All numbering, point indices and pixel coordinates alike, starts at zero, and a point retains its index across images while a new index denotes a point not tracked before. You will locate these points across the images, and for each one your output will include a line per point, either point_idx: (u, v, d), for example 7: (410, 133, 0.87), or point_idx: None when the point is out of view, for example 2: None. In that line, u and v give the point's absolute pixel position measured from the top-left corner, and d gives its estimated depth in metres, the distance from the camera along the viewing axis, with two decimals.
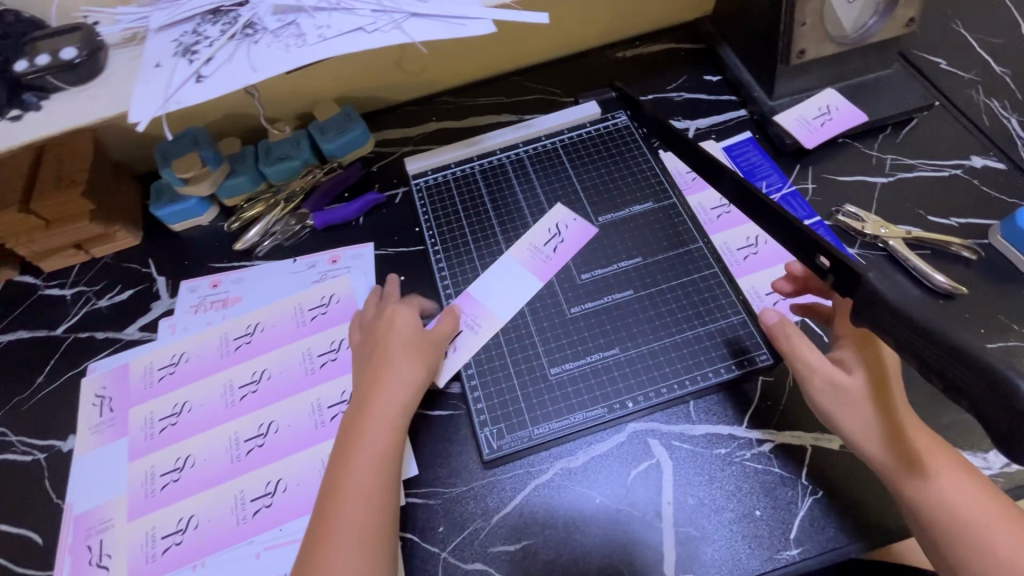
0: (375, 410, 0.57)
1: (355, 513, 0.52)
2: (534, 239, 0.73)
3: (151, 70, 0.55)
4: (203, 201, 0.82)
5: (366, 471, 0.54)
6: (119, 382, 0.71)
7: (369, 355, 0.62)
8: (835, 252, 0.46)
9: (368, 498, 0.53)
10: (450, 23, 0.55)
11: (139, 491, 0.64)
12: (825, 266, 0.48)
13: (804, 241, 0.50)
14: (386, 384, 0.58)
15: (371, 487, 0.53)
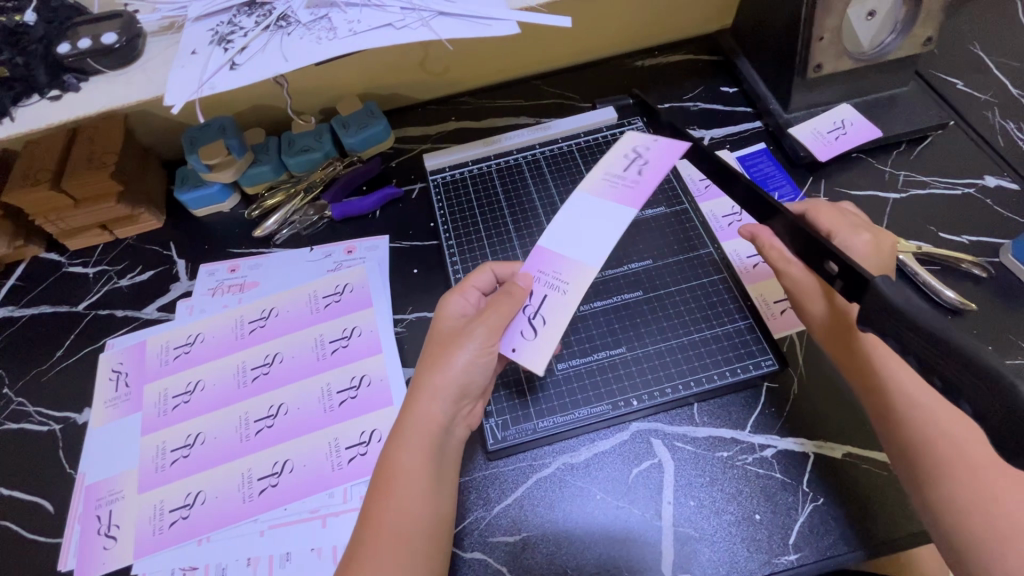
0: (421, 413, 0.54)
1: (396, 519, 0.51)
2: (610, 167, 0.70)
3: (187, 56, 0.58)
4: (225, 188, 0.84)
5: (411, 475, 0.52)
6: (135, 359, 0.73)
7: (423, 346, 0.58)
8: (844, 258, 0.47)
9: (411, 504, 0.51)
10: (475, 23, 0.57)
11: (149, 465, 0.65)
12: (834, 271, 0.49)
13: (815, 246, 0.51)
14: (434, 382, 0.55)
15: (415, 492, 0.52)
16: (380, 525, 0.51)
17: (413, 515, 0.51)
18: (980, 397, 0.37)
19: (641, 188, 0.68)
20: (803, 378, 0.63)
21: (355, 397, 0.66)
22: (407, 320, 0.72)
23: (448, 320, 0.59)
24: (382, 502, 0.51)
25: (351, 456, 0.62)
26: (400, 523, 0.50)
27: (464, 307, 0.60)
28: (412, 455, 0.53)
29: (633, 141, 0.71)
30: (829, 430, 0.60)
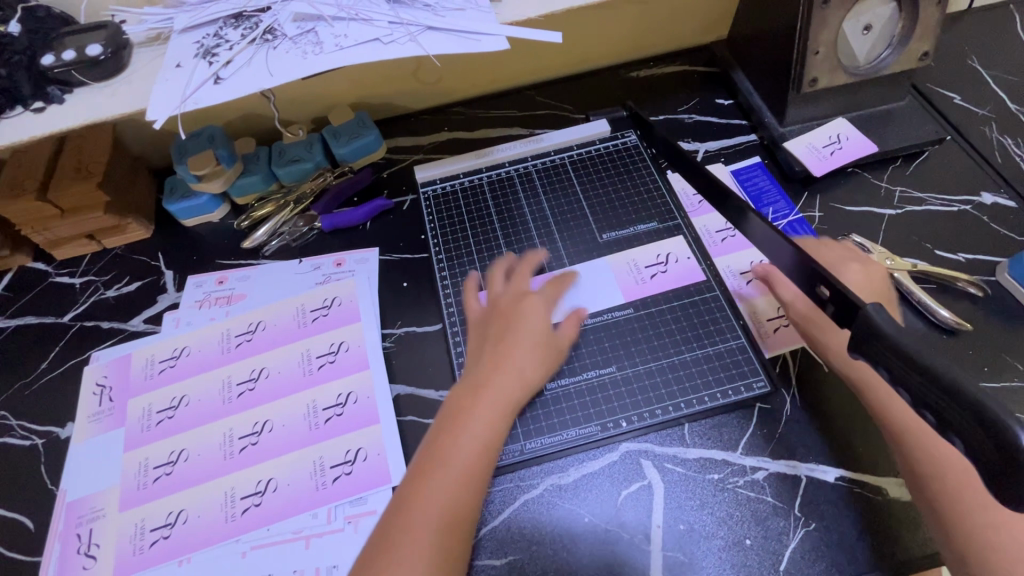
0: (490, 400, 0.57)
1: (443, 498, 0.51)
2: (638, 256, 0.72)
3: (171, 69, 0.57)
4: (214, 198, 0.83)
5: (468, 456, 0.54)
6: (120, 373, 0.72)
7: (506, 335, 0.62)
8: (835, 282, 0.46)
9: (459, 486, 0.52)
10: (464, 38, 0.56)
11: (131, 483, 0.64)
12: (825, 296, 0.48)
13: (803, 268, 0.50)
14: (507, 374, 0.59)
15: (466, 475, 0.53)
16: (423, 501, 0.51)
17: (457, 498, 0.52)
18: (971, 433, 0.36)
19: (645, 289, 0.69)
20: (795, 400, 0.62)
21: (341, 414, 0.65)
22: (396, 334, 0.72)
23: (526, 320, 0.63)
24: (432, 476, 0.52)
25: (336, 475, 0.61)
26: (444, 502, 0.51)
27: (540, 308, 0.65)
28: (473, 437, 0.55)
29: (672, 247, 0.72)
30: (821, 452, 0.59)
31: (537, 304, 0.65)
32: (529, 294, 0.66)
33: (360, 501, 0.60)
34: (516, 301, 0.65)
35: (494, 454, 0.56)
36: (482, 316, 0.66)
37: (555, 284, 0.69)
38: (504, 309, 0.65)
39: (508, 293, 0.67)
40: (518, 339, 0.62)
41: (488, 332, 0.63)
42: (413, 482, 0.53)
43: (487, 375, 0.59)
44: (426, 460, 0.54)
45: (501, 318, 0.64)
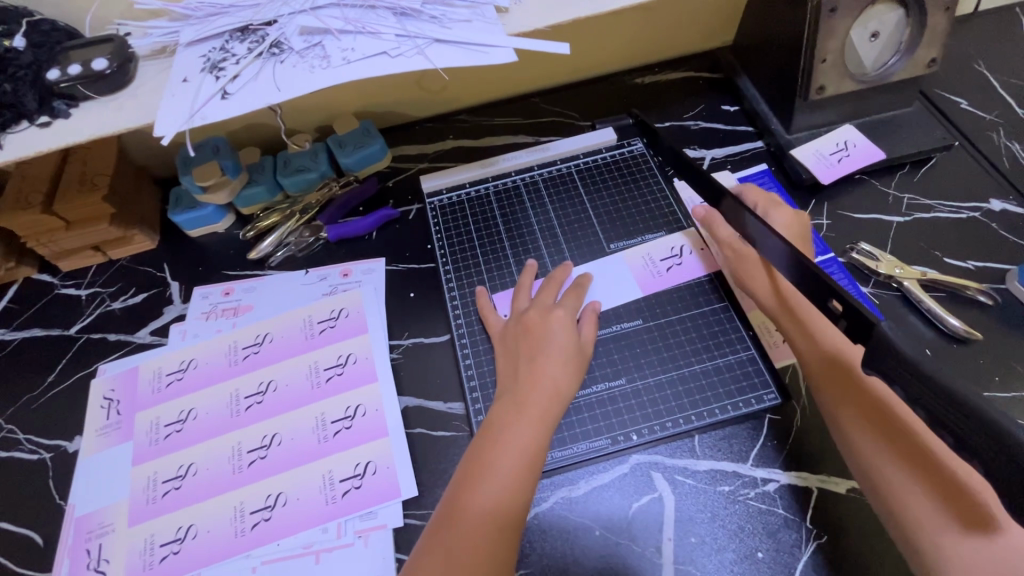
0: (528, 411, 0.57)
1: (486, 506, 0.51)
2: (653, 249, 0.73)
3: (178, 84, 0.57)
4: (220, 209, 0.83)
5: (510, 465, 0.53)
6: (127, 386, 0.72)
7: (544, 344, 0.62)
8: (846, 295, 0.47)
9: (503, 494, 0.52)
10: (472, 51, 0.56)
11: (140, 497, 0.64)
12: (837, 310, 0.49)
13: (817, 283, 0.51)
14: (542, 387, 0.58)
15: (509, 483, 0.53)
16: (467, 511, 0.51)
17: (502, 506, 0.52)
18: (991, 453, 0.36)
19: (663, 282, 0.70)
20: (806, 410, 0.62)
21: (350, 427, 0.65)
22: (404, 345, 0.71)
23: (556, 335, 0.62)
24: (475, 485, 0.52)
25: (345, 489, 0.61)
26: (488, 510, 0.51)
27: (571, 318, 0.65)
28: (514, 447, 0.54)
29: (688, 240, 0.73)
30: (833, 463, 0.59)
31: (565, 317, 0.64)
32: (557, 307, 0.65)
33: (370, 515, 0.60)
34: (544, 316, 0.64)
35: (537, 463, 0.55)
36: (508, 331, 0.66)
37: (575, 291, 0.68)
38: (534, 322, 0.64)
39: (535, 306, 0.66)
40: (550, 355, 0.61)
41: (518, 348, 0.63)
42: (457, 491, 0.53)
43: (523, 390, 0.58)
44: (469, 470, 0.54)
45: (529, 331, 0.63)
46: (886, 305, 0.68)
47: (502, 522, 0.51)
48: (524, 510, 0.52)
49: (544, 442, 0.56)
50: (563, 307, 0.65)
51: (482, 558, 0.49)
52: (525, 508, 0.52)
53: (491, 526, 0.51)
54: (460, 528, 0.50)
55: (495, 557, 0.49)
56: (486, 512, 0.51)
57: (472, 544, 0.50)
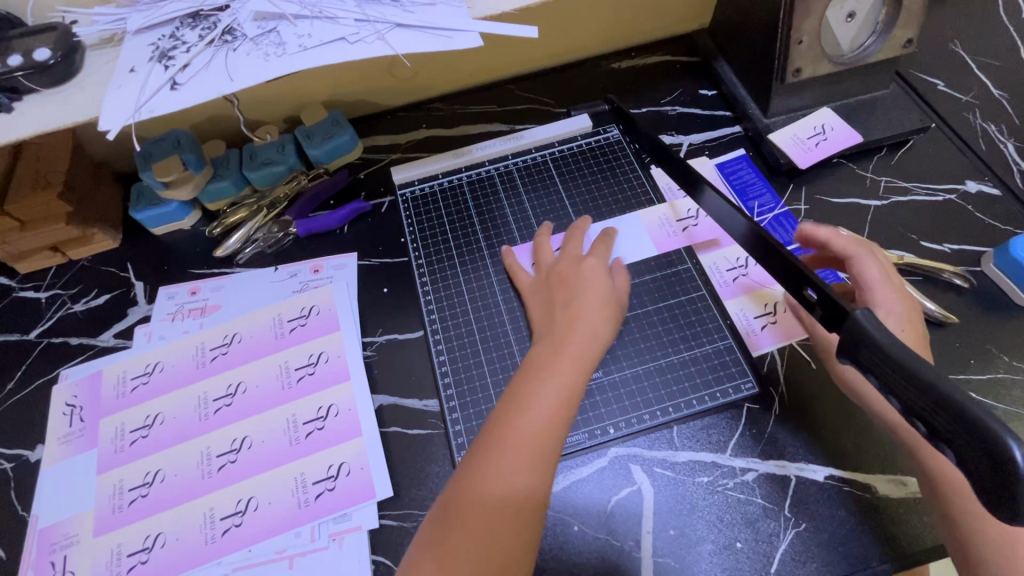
0: (561, 368, 0.55)
1: (507, 484, 0.49)
2: (669, 209, 0.73)
3: (125, 75, 0.54)
4: (184, 205, 0.80)
5: (534, 437, 0.51)
6: (90, 392, 0.69)
7: (575, 293, 0.62)
8: (824, 286, 0.45)
9: (525, 468, 0.49)
10: (435, 36, 0.54)
11: (106, 506, 0.62)
12: (813, 299, 0.47)
13: (792, 270, 0.49)
14: (578, 333, 0.59)
15: (532, 455, 0.50)
16: (485, 490, 0.48)
17: (522, 481, 0.49)
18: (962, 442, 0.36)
19: (678, 241, 0.70)
20: (784, 399, 0.61)
21: (322, 428, 0.63)
22: (377, 342, 0.70)
23: (586, 281, 0.63)
24: (496, 461, 0.50)
25: (318, 492, 0.60)
26: (507, 486, 0.49)
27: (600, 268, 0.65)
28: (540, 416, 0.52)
29: None
30: (810, 451, 0.58)
31: (597, 267, 0.65)
32: (586, 257, 0.66)
33: (344, 518, 0.59)
34: (575, 265, 0.65)
35: (561, 432, 0.52)
36: (538, 285, 0.66)
37: (603, 241, 0.68)
38: (563, 272, 0.65)
39: (565, 258, 0.66)
40: (584, 302, 0.61)
41: (552, 298, 0.63)
42: (473, 467, 0.50)
43: (556, 342, 0.58)
44: (488, 443, 0.51)
45: (560, 283, 0.64)
46: None
47: (521, 499, 0.48)
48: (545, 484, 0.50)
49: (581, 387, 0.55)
50: (594, 257, 0.66)
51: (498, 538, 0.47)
52: (545, 482, 0.50)
53: (508, 504, 0.48)
54: (476, 509, 0.48)
55: (511, 538, 0.47)
56: (506, 488, 0.48)
57: (489, 524, 0.47)
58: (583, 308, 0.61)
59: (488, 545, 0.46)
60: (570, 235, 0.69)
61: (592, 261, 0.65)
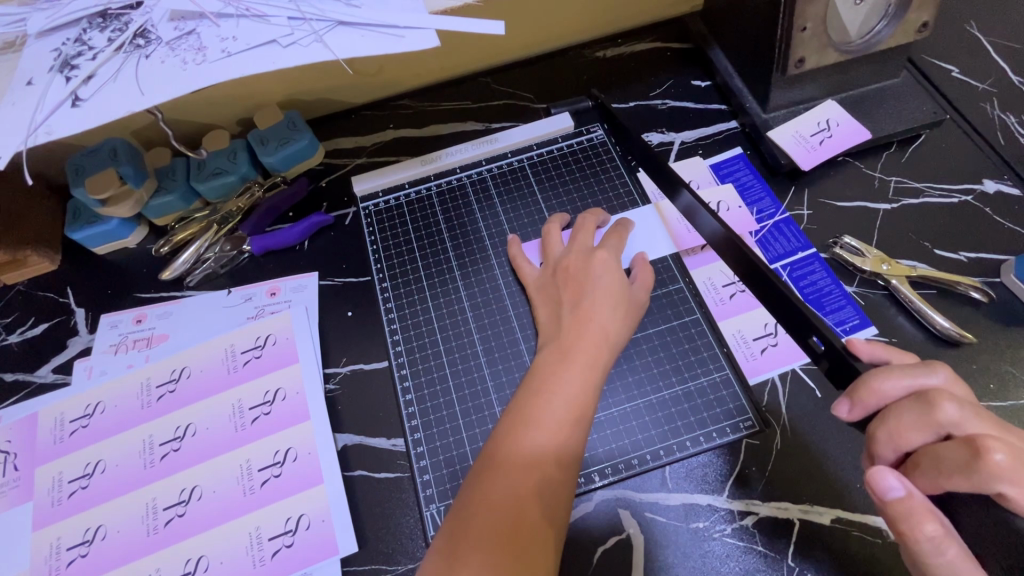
0: (585, 346, 0.53)
1: (533, 453, 0.47)
2: None
3: (21, 89, 0.46)
4: (127, 222, 0.72)
5: (563, 412, 0.49)
6: (25, 436, 0.63)
7: (590, 282, 0.57)
8: (831, 337, 0.46)
9: (552, 441, 0.47)
10: (383, 35, 0.46)
11: (42, 568, 0.56)
12: (818, 348, 0.47)
13: (797, 320, 0.48)
14: (593, 330, 0.54)
15: (561, 430, 0.48)
16: (511, 458, 0.46)
17: (542, 471, 0.46)
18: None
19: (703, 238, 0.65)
20: (785, 433, 0.56)
21: (279, 476, 0.58)
22: (340, 374, 0.63)
23: (599, 278, 0.57)
24: (522, 430, 0.48)
25: (275, 549, 0.54)
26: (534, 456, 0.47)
27: (612, 265, 0.59)
28: (567, 392, 0.50)
29: (720, 195, 0.69)
30: (814, 491, 0.53)
31: (609, 261, 0.59)
32: (597, 250, 0.60)
33: None
34: (585, 259, 0.59)
35: (585, 419, 0.50)
36: (544, 280, 0.61)
37: (617, 231, 0.63)
38: (572, 268, 0.59)
39: (573, 251, 0.60)
40: (595, 298, 0.56)
41: (560, 295, 0.58)
42: (500, 436, 0.48)
43: (570, 335, 0.54)
44: (515, 413, 0.49)
45: (569, 278, 0.58)
46: (872, 306, 0.62)
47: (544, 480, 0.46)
48: (575, 459, 0.48)
49: (600, 382, 0.52)
50: (605, 249, 0.60)
51: (525, 506, 0.45)
52: (575, 457, 0.48)
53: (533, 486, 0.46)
54: (503, 476, 0.46)
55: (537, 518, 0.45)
56: (533, 459, 0.47)
57: (515, 491, 0.45)
58: (596, 301, 0.55)
59: (513, 512, 0.44)
60: (579, 226, 0.63)
61: (605, 255, 0.59)
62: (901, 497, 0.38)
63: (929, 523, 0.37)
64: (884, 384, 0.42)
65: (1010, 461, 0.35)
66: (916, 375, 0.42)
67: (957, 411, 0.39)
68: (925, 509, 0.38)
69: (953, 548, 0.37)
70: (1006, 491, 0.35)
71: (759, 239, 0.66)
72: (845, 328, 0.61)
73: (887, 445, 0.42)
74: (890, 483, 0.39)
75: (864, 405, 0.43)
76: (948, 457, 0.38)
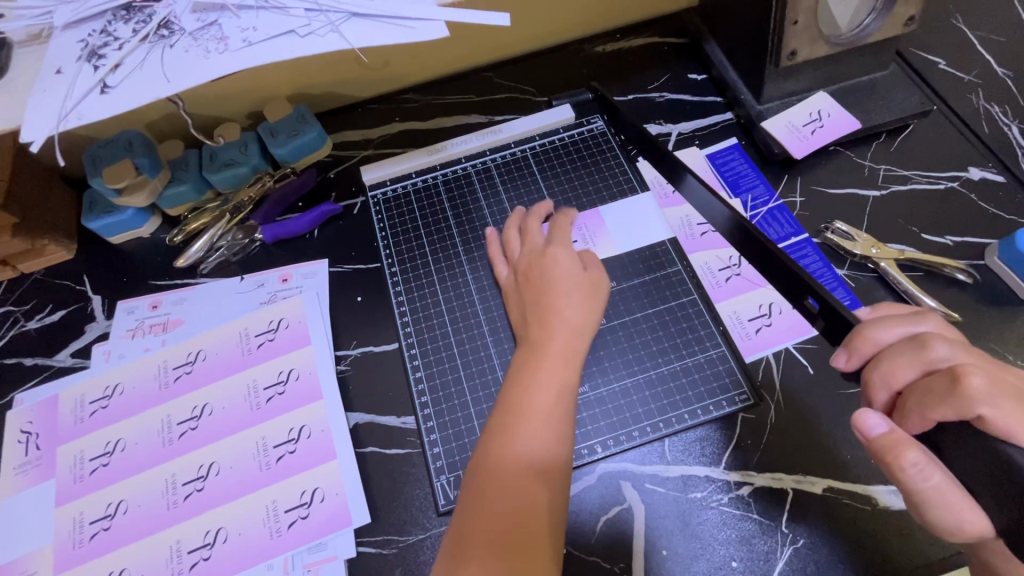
0: (555, 343, 0.54)
1: (522, 460, 0.47)
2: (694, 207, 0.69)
3: (50, 77, 0.48)
4: (141, 212, 0.74)
5: (547, 407, 0.49)
6: (46, 417, 0.65)
7: (546, 282, 0.58)
8: (827, 297, 0.50)
9: (543, 437, 0.48)
10: (396, 26, 0.48)
11: (66, 541, 0.58)
12: (813, 310, 0.52)
13: (791, 280, 0.53)
14: (563, 328, 0.54)
15: (547, 425, 0.49)
16: (500, 467, 0.47)
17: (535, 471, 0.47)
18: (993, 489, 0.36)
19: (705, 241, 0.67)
20: (780, 407, 0.58)
21: (294, 451, 0.60)
22: (351, 356, 0.66)
23: (554, 272, 0.58)
24: (508, 438, 0.48)
25: (291, 521, 0.57)
26: (527, 454, 0.47)
27: (567, 259, 0.60)
28: (547, 387, 0.51)
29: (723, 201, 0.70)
30: (807, 462, 0.56)
31: (562, 254, 0.60)
32: (549, 246, 0.61)
33: (320, 547, 0.56)
34: (539, 258, 0.60)
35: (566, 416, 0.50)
36: (511, 283, 0.62)
37: (560, 224, 0.64)
38: (527, 269, 0.60)
39: (527, 251, 0.62)
40: (550, 293, 0.57)
41: (522, 296, 0.59)
42: (493, 437, 0.48)
43: (534, 333, 0.55)
44: (500, 421, 0.49)
45: (529, 279, 0.60)
46: (862, 288, 0.64)
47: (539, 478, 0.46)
48: (566, 452, 0.49)
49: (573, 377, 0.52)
50: (556, 245, 0.61)
51: (524, 505, 0.45)
52: (565, 450, 0.49)
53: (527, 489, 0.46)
54: (494, 483, 0.46)
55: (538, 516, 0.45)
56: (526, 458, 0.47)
57: (513, 491, 0.46)
58: (557, 297, 0.56)
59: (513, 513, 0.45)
60: (528, 225, 0.65)
61: (559, 250, 0.60)
62: (885, 433, 0.40)
63: (912, 452, 0.39)
64: (878, 331, 0.45)
65: (986, 384, 0.37)
66: (908, 324, 0.44)
67: (949, 349, 0.40)
68: (908, 440, 0.39)
69: (938, 474, 0.38)
70: (985, 412, 0.36)
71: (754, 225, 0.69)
72: None
73: (882, 387, 0.43)
74: (874, 419, 0.40)
75: (861, 353, 0.45)
76: (933, 387, 0.39)
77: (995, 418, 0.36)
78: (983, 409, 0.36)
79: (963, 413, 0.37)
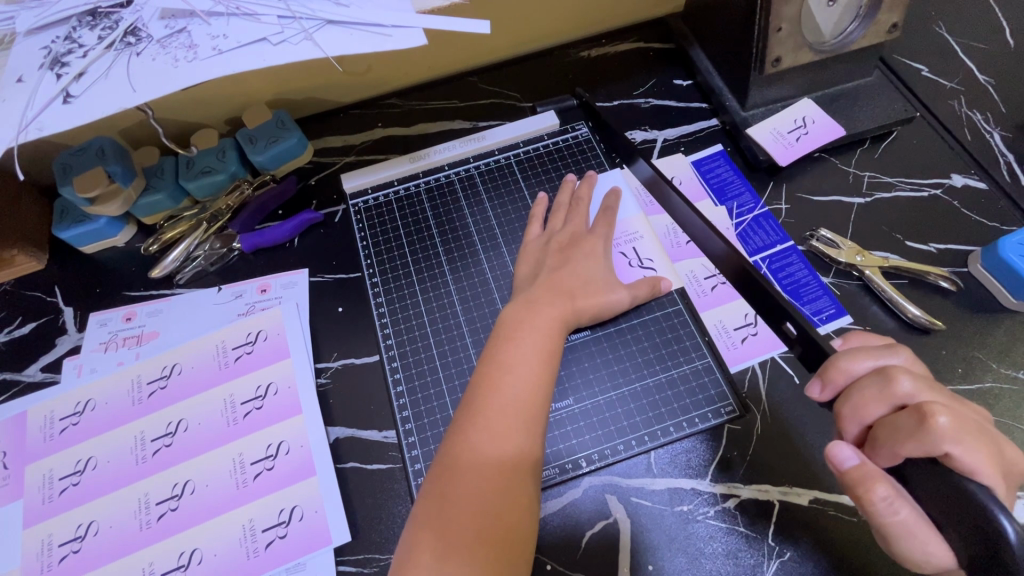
0: (536, 329, 0.54)
1: (493, 455, 0.47)
2: None
3: (11, 86, 0.46)
4: (115, 220, 0.72)
5: (527, 388, 0.50)
6: (14, 435, 0.63)
7: (576, 266, 0.61)
8: (806, 326, 0.49)
9: (511, 429, 0.48)
10: (370, 34, 0.47)
11: (34, 563, 0.56)
12: (791, 334, 0.51)
13: (773, 306, 0.52)
14: (542, 320, 0.55)
15: (519, 418, 0.49)
16: (472, 462, 0.47)
17: (506, 464, 0.47)
18: None
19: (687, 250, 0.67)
20: (766, 419, 0.58)
21: (272, 468, 0.58)
22: (332, 368, 0.64)
23: (586, 257, 0.61)
24: (478, 433, 0.48)
25: (268, 541, 0.55)
26: (499, 443, 0.48)
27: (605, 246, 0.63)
28: (522, 377, 0.51)
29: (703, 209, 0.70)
30: (792, 473, 0.55)
31: (599, 243, 0.63)
32: (590, 234, 0.64)
33: (298, 567, 0.54)
34: (580, 237, 0.63)
35: (542, 406, 0.50)
36: (539, 245, 0.64)
37: (604, 216, 0.66)
38: (566, 242, 0.63)
39: (568, 229, 0.64)
40: (580, 274, 0.60)
41: (545, 259, 0.62)
42: (464, 424, 0.49)
43: (541, 296, 0.57)
44: (469, 413, 0.49)
45: (559, 251, 0.62)
46: (848, 296, 0.64)
47: (510, 472, 0.47)
48: (540, 438, 0.50)
49: (550, 371, 0.52)
50: (596, 235, 0.64)
51: (501, 498, 0.46)
52: (537, 446, 0.49)
53: (497, 481, 0.46)
54: (465, 478, 0.46)
55: (507, 510, 0.46)
56: (498, 448, 0.47)
57: (489, 483, 0.46)
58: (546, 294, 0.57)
59: (491, 508, 0.45)
60: (576, 204, 0.67)
61: (601, 241, 0.63)
62: (856, 466, 0.40)
63: (881, 486, 0.39)
64: (850, 362, 0.45)
65: (951, 423, 0.37)
66: (880, 355, 0.45)
67: (913, 385, 0.41)
68: (878, 475, 0.39)
69: (906, 509, 0.38)
70: (952, 450, 0.37)
71: (739, 233, 0.68)
72: (821, 318, 0.63)
73: (852, 420, 0.43)
74: (845, 453, 0.41)
75: (834, 384, 0.45)
76: (901, 424, 0.39)
77: (962, 457, 0.36)
78: (950, 447, 0.37)
79: (931, 449, 0.37)
